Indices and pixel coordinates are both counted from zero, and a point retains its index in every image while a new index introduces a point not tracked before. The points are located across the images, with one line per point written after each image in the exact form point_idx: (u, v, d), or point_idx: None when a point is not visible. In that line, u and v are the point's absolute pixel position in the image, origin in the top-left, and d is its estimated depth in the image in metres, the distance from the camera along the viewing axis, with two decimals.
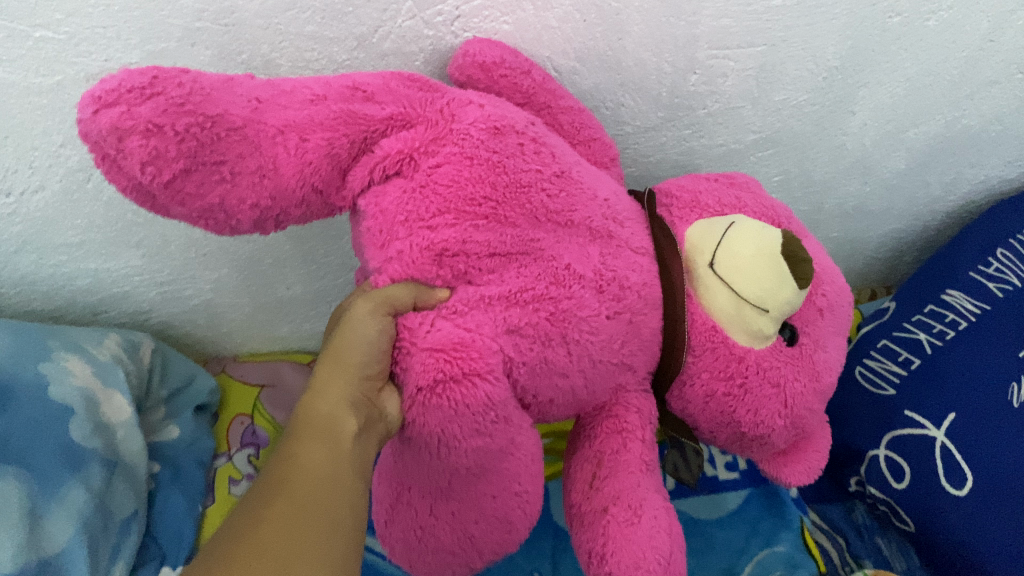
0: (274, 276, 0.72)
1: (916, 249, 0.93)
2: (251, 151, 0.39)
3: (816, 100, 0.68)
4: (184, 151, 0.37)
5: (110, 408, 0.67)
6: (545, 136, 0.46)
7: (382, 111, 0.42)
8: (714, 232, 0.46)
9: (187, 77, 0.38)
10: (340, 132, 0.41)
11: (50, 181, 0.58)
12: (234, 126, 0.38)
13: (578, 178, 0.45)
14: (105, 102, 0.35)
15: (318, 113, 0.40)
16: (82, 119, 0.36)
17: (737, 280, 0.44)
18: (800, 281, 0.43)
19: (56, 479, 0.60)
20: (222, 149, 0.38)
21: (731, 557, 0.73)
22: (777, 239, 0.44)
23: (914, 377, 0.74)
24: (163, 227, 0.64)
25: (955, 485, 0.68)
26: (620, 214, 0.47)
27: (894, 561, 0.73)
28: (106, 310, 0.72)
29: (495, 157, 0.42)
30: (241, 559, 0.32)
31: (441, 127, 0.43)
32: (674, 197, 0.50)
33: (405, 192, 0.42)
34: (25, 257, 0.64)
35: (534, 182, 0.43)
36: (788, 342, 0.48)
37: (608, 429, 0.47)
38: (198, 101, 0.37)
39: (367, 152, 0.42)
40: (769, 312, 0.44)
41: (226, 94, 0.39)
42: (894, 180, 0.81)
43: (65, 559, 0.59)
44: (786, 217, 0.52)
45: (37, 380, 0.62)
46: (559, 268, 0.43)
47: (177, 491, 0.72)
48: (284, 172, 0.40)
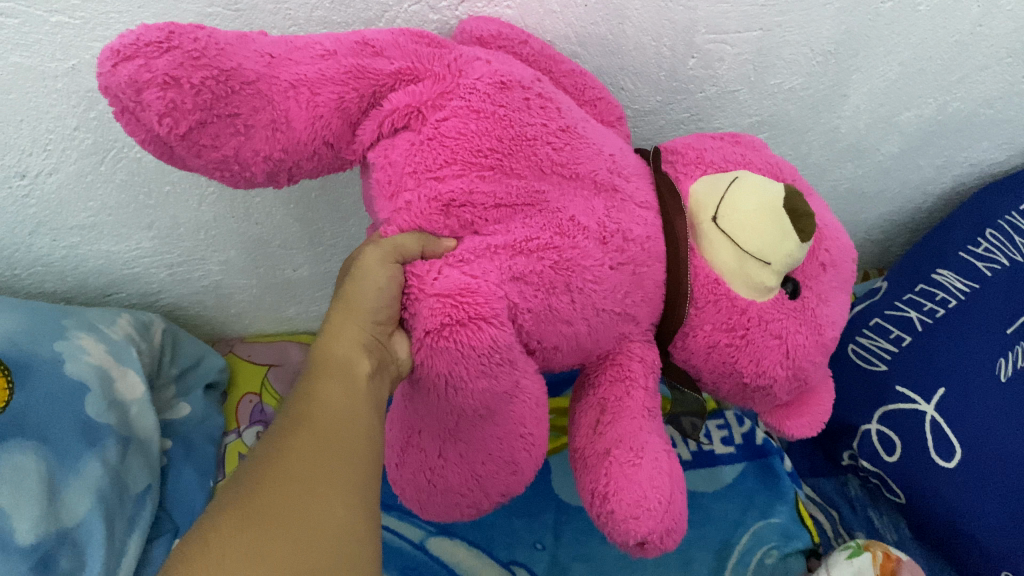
0: (282, 258, 0.74)
1: (909, 231, 0.95)
2: (264, 106, 0.40)
3: (810, 84, 0.70)
4: (200, 104, 0.38)
5: (123, 385, 0.69)
6: (551, 93, 0.48)
7: (390, 66, 0.43)
8: (718, 187, 0.47)
9: (202, 33, 0.39)
10: (351, 86, 0.42)
11: (64, 164, 0.60)
12: (248, 80, 0.40)
13: (583, 134, 0.47)
14: (125, 57, 0.37)
15: (328, 68, 0.42)
16: (102, 73, 0.37)
17: (738, 234, 0.45)
18: (801, 234, 0.45)
19: (73, 453, 0.62)
20: (237, 103, 0.40)
21: (727, 529, 0.75)
22: (779, 194, 0.45)
23: (905, 352, 0.76)
24: (173, 208, 0.66)
25: (943, 457, 0.70)
26: (624, 170, 0.48)
27: (885, 533, 0.76)
28: (116, 291, 0.74)
29: (501, 111, 0.44)
30: (271, 481, 0.35)
31: (449, 81, 0.44)
32: (679, 154, 0.52)
33: (413, 145, 0.43)
34: (39, 238, 0.65)
35: (539, 136, 0.45)
36: (791, 296, 0.49)
37: (612, 375, 0.48)
38: (213, 54, 0.39)
39: (376, 106, 0.44)
40: (771, 265, 0.45)
41: (241, 50, 0.40)
42: (887, 163, 0.82)
43: (82, 530, 0.61)
44: (791, 176, 0.53)
45: (53, 358, 0.64)
46: (563, 219, 0.44)
47: (189, 466, 0.74)
48: (296, 125, 0.42)
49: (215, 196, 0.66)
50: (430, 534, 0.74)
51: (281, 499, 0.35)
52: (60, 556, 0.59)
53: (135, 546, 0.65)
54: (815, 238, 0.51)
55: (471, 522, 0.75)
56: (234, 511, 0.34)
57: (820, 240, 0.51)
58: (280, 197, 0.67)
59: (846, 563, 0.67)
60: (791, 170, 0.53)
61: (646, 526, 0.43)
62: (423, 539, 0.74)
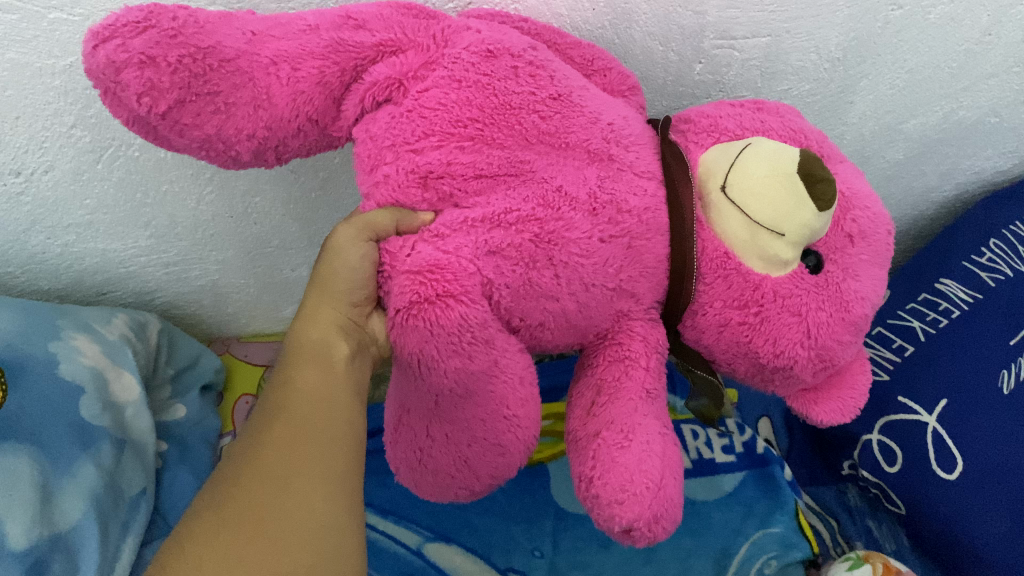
0: (279, 257, 0.73)
1: (910, 238, 0.94)
2: (245, 83, 0.39)
3: (817, 90, 0.69)
4: (178, 83, 0.37)
5: (117, 386, 0.68)
6: (546, 60, 0.46)
7: (372, 38, 0.42)
8: (728, 155, 0.45)
9: (183, 12, 0.39)
10: (331, 60, 0.41)
11: (60, 162, 0.58)
12: (227, 57, 0.39)
13: (577, 102, 0.44)
14: (104, 38, 0.37)
15: (309, 43, 0.41)
16: (83, 55, 0.37)
17: (748, 204, 0.43)
18: (819, 203, 0.42)
19: (67, 456, 0.61)
20: (216, 81, 0.39)
21: (727, 537, 0.75)
22: (796, 160, 0.43)
23: (908, 361, 0.76)
24: (171, 207, 0.65)
25: (945, 469, 0.70)
26: (622, 138, 0.45)
27: (884, 542, 0.76)
28: (112, 289, 0.73)
29: (484, 80, 0.42)
30: (245, 482, 0.37)
31: (433, 51, 0.43)
32: (692, 122, 0.49)
33: (395, 118, 0.42)
34: (34, 236, 0.64)
35: (524, 104, 0.43)
36: (812, 270, 0.46)
37: (606, 359, 0.46)
38: (192, 32, 0.38)
39: (359, 80, 0.43)
40: (786, 236, 0.43)
41: (222, 28, 0.40)
42: (891, 169, 0.82)
43: (76, 535, 0.60)
44: (821, 141, 0.50)
45: (48, 359, 0.63)
46: (548, 190, 0.43)
47: (184, 469, 0.72)
48: (277, 100, 0.40)
49: (214, 195, 0.65)
50: (428, 539, 0.74)
51: (255, 499, 0.37)
52: (53, 561, 0.57)
53: (129, 551, 0.64)
54: (839, 210, 0.47)
55: (470, 528, 0.75)
56: (211, 518, 0.36)
57: (847, 210, 0.47)
58: (280, 197, 0.66)
59: None
60: (818, 134, 0.51)
61: (632, 512, 0.41)
62: (420, 545, 0.74)
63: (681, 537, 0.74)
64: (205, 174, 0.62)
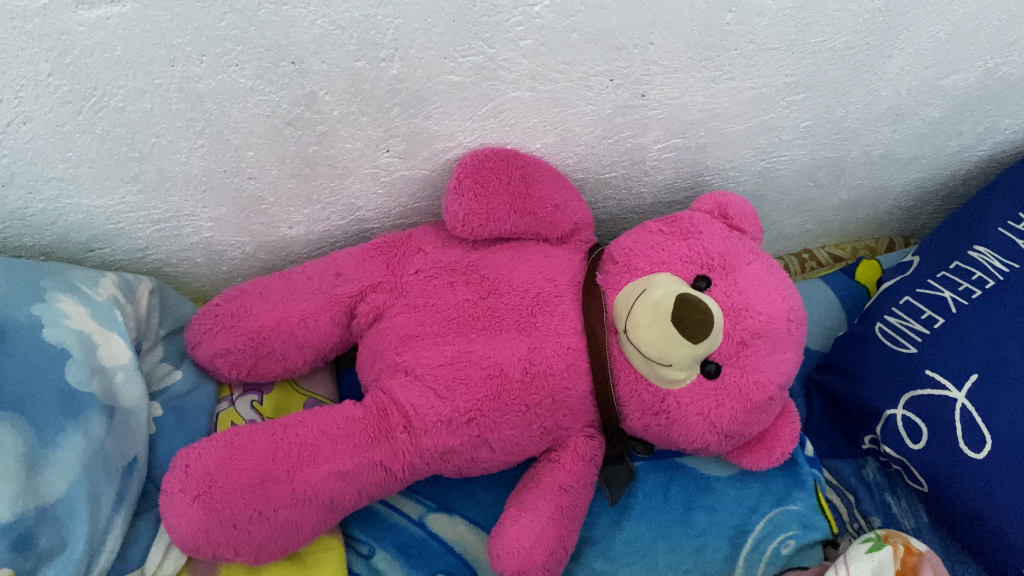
0: (276, 216, 0.69)
1: (940, 199, 0.90)
2: (266, 454, 0.61)
3: (854, 43, 0.64)
4: (218, 493, 0.58)
5: (107, 350, 0.63)
6: (514, 342, 0.65)
7: (371, 308, 0.69)
8: (631, 299, 0.62)
9: (219, 493, 0.58)
10: (360, 280, 0.68)
11: (38, 113, 0.54)
12: (235, 483, 0.59)
13: (506, 272, 0.67)
14: (184, 515, 0.58)
15: (356, 261, 0.69)
16: (175, 507, 0.58)
17: (640, 345, 0.60)
18: (682, 347, 0.59)
19: (52, 425, 0.56)
20: (236, 482, 0.59)
21: (742, 515, 0.73)
22: (655, 299, 0.60)
23: (937, 334, 0.72)
24: (160, 161, 0.61)
25: (974, 448, 0.67)
26: (548, 303, 0.66)
27: (903, 519, 0.75)
28: (100, 246, 0.68)
29: (473, 379, 0.64)
30: None
31: (430, 380, 0.64)
32: (616, 259, 0.66)
33: (402, 383, 0.64)
34: (14, 191, 0.60)
35: (496, 391, 0.64)
36: (715, 373, 0.62)
37: (530, 473, 0.69)
38: (234, 507, 0.58)
39: (365, 297, 0.69)
40: (673, 365, 0.60)
41: (289, 474, 0.61)
42: (926, 128, 0.77)
43: (64, 507, 0.55)
44: (753, 250, 0.66)
45: (31, 323, 0.59)
46: (489, 411, 0.64)
47: (181, 438, 0.67)
48: (258, 461, 0.60)
49: (205, 149, 0.61)
50: (429, 509, 0.73)
51: None
52: (41, 534, 0.54)
53: (121, 523, 0.59)
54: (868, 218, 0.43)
55: (474, 500, 0.75)
56: None
57: (739, 321, 0.61)
58: (277, 151, 0.62)
59: (866, 558, 0.63)
60: (725, 243, 0.65)
61: None
62: (421, 516, 0.73)
63: (694, 513, 0.73)
64: (195, 127, 0.58)
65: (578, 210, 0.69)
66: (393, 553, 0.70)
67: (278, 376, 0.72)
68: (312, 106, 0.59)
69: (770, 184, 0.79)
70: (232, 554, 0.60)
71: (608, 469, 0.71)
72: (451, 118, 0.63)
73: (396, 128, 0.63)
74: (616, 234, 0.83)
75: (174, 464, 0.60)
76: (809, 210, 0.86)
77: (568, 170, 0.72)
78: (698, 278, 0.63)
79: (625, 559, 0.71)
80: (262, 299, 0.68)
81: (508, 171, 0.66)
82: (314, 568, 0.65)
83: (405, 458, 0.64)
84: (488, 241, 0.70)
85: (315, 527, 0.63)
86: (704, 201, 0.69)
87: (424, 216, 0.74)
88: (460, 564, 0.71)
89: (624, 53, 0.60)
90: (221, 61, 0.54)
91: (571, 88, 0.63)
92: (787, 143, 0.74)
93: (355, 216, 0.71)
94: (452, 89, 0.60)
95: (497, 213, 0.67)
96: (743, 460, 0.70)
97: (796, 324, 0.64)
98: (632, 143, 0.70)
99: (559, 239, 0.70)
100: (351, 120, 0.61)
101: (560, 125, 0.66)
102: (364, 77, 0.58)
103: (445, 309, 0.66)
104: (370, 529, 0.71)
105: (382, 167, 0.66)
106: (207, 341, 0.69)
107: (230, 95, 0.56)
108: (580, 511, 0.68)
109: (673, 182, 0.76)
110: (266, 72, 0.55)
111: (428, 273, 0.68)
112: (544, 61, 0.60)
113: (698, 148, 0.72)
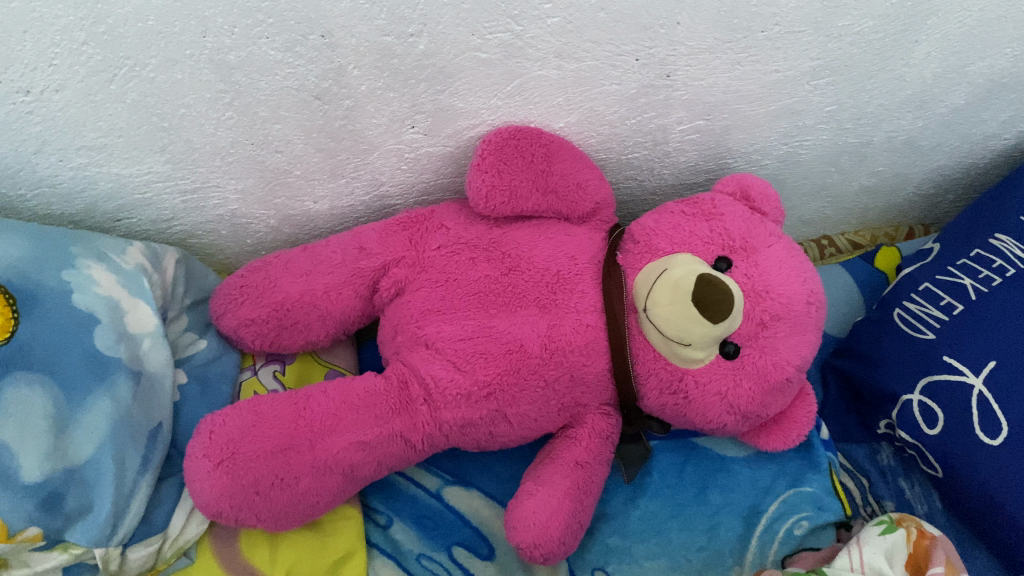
0: (301, 189, 0.70)
1: (961, 187, 0.89)
2: (288, 423, 0.62)
3: (880, 27, 0.64)
4: (241, 460, 0.59)
5: (134, 317, 0.64)
6: (534, 318, 0.65)
7: (393, 282, 0.69)
8: (651, 279, 0.62)
9: (242, 459, 0.59)
10: (382, 255, 0.69)
11: (71, 81, 0.55)
12: (258, 451, 0.60)
13: (527, 249, 0.68)
14: (207, 480, 0.59)
15: (378, 235, 0.69)
16: (199, 472, 0.59)
17: (659, 324, 0.61)
18: (702, 326, 0.59)
19: (81, 388, 0.57)
20: (258, 449, 0.60)
21: (756, 495, 0.74)
22: (676, 279, 0.61)
23: (956, 320, 0.72)
24: (188, 132, 0.61)
25: (989, 435, 0.67)
26: (568, 280, 0.66)
27: (916, 505, 0.75)
28: (127, 216, 0.68)
29: (493, 354, 0.64)
30: None
31: (450, 354, 0.65)
32: (637, 239, 0.67)
33: (422, 357, 0.65)
34: (45, 159, 0.61)
35: (515, 366, 0.64)
36: (733, 353, 0.62)
37: (546, 450, 0.70)
38: (256, 473, 0.59)
39: (387, 272, 0.69)
40: (691, 344, 0.60)
41: (310, 442, 0.61)
42: (949, 115, 0.77)
43: (91, 469, 0.57)
44: (775, 232, 0.67)
45: (60, 288, 0.59)
46: (507, 386, 0.64)
47: (204, 405, 0.68)
48: (281, 429, 0.61)
49: (233, 121, 0.61)
50: (447, 482, 0.75)
51: None
52: (68, 494, 0.55)
53: (146, 485, 0.60)
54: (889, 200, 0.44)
55: (490, 474, 0.76)
56: None
57: (758, 302, 0.61)
58: (303, 124, 0.63)
59: (879, 539, 0.64)
60: (746, 225, 0.65)
61: None
62: (440, 488, 0.75)
63: (708, 493, 0.75)
64: (223, 99, 0.59)
65: (600, 189, 0.70)
66: (410, 523, 0.72)
67: (300, 348, 0.73)
68: (339, 80, 0.60)
69: (791, 168, 0.79)
70: (254, 519, 0.61)
71: (624, 447, 0.73)
72: (476, 95, 0.64)
73: (422, 104, 0.63)
74: (636, 215, 0.83)
75: (199, 430, 0.61)
76: (829, 196, 0.86)
77: (591, 150, 0.72)
78: (719, 259, 0.63)
79: (639, 536, 0.72)
80: (286, 272, 0.69)
81: (531, 149, 0.66)
82: (331, 536, 0.67)
83: (424, 430, 0.65)
84: (510, 219, 0.70)
85: (335, 495, 0.64)
86: (726, 182, 0.69)
87: (446, 192, 0.74)
88: (475, 536, 0.72)
89: (650, 33, 0.61)
90: (251, 33, 0.54)
91: (597, 66, 0.63)
92: (810, 127, 0.74)
93: (378, 192, 0.72)
94: (478, 65, 0.61)
95: (519, 189, 0.67)
96: (759, 441, 0.71)
97: (815, 307, 0.64)
98: (655, 124, 0.70)
99: (580, 218, 0.71)
100: (377, 95, 0.62)
101: (584, 104, 0.67)
102: (392, 52, 0.58)
103: (467, 284, 0.67)
104: (389, 500, 0.73)
105: (406, 142, 0.67)
106: (232, 311, 0.70)
107: (259, 67, 0.57)
108: (596, 487, 0.69)
109: (695, 163, 0.76)
110: (295, 44, 0.56)
111: (450, 249, 0.69)
112: (571, 39, 0.60)
113: (721, 130, 0.72)
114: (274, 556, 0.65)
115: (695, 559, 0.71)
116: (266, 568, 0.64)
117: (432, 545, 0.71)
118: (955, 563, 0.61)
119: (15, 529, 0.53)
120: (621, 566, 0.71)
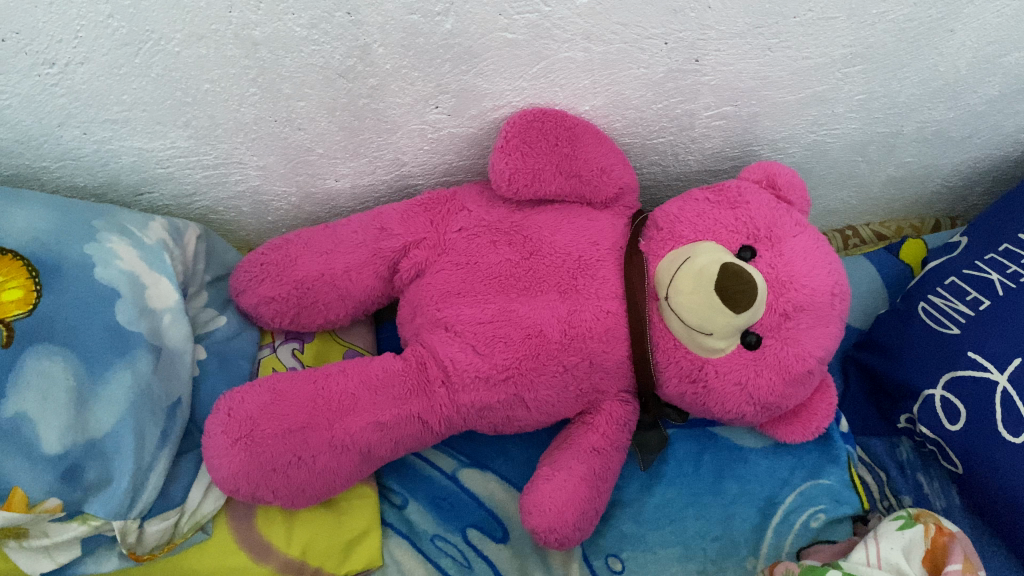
0: (323, 167, 0.69)
1: (991, 180, 0.88)
2: (304, 403, 0.62)
3: (916, 14, 0.63)
4: (256, 438, 0.59)
5: (156, 292, 0.64)
6: (556, 304, 0.65)
7: (412, 264, 0.69)
8: (672, 268, 0.62)
9: (258, 436, 0.59)
10: (401, 237, 0.69)
11: (96, 53, 0.55)
12: (273, 430, 0.60)
13: (548, 235, 0.67)
14: (224, 458, 0.59)
15: (398, 216, 0.69)
16: (218, 450, 0.59)
17: (680, 313, 0.60)
18: (723, 316, 0.59)
19: (102, 364, 0.57)
20: (272, 429, 0.60)
21: (774, 487, 0.74)
22: (698, 269, 0.60)
23: (982, 315, 0.71)
24: (212, 108, 0.61)
25: (1012, 432, 0.66)
26: (589, 266, 0.66)
27: (934, 499, 0.75)
28: (150, 190, 0.68)
29: (513, 337, 0.64)
30: None
31: (469, 337, 0.64)
32: (660, 227, 0.66)
33: (442, 339, 0.65)
34: (68, 131, 0.60)
35: (535, 352, 0.64)
36: (753, 345, 0.61)
37: (563, 435, 0.70)
38: (273, 451, 0.59)
39: (406, 254, 0.69)
40: (712, 333, 0.60)
41: (328, 423, 0.62)
42: (982, 107, 0.75)
43: (110, 442, 0.57)
44: (802, 222, 0.65)
45: (83, 261, 0.59)
46: (524, 369, 0.64)
47: (223, 381, 0.68)
48: (295, 409, 0.61)
49: (257, 97, 0.61)
50: (462, 465, 0.75)
51: None
52: (87, 467, 0.56)
53: (165, 460, 0.60)
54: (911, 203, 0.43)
55: (507, 457, 0.76)
56: None
57: (782, 293, 0.61)
58: (327, 103, 0.62)
59: (897, 535, 0.64)
60: (772, 214, 0.64)
61: None
62: (455, 470, 0.75)
63: (725, 482, 0.74)
64: (248, 75, 0.59)
65: (625, 174, 0.69)
66: (425, 504, 0.72)
67: (319, 326, 0.74)
68: (365, 58, 0.59)
69: (819, 156, 0.78)
70: (271, 497, 0.61)
71: (642, 434, 0.73)
72: (501, 76, 0.63)
73: (447, 84, 0.63)
74: (660, 201, 0.83)
75: (218, 406, 0.61)
76: (856, 185, 0.85)
77: (616, 134, 0.71)
78: (743, 248, 0.62)
79: (654, 523, 0.72)
80: (306, 250, 0.69)
81: (556, 131, 0.65)
82: (348, 515, 0.68)
83: (442, 412, 0.65)
84: (532, 202, 0.70)
85: (352, 474, 0.64)
86: (752, 170, 0.68)
87: (469, 173, 0.74)
88: (490, 519, 0.73)
89: (680, 16, 0.60)
90: (278, 9, 0.54)
91: (625, 49, 0.62)
92: (839, 115, 0.73)
93: (401, 171, 0.72)
94: (504, 46, 0.60)
95: (542, 173, 0.66)
96: (778, 432, 0.70)
97: (840, 298, 0.63)
98: (682, 109, 0.69)
99: (603, 204, 0.70)
100: (402, 74, 0.61)
101: (611, 87, 0.66)
102: (419, 31, 0.57)
103: (487, 268, 0.67)
104: (404, 480, 0.74)
105: (430, 123, 0.66)
106: (253, 289, 0.70)
107: (284, 43, 0.56)
108: (612, 474, 0.68)
109: (721, 149, 0.75)
110: (321, 22, 0.55)
111: (471, 232, 0.68)
112: (599, 20, 0.59)
113: (749, 117, 0.71)
114: (290, 533, 0.65)
115: (710, 548, 0.71)
116: (281, 544, 0.64)
117: (446, 526, 0.72)
118: (974, 561, 0.61)
119: (34, 500, 0.54)
120: (635, 553, 0.71)
